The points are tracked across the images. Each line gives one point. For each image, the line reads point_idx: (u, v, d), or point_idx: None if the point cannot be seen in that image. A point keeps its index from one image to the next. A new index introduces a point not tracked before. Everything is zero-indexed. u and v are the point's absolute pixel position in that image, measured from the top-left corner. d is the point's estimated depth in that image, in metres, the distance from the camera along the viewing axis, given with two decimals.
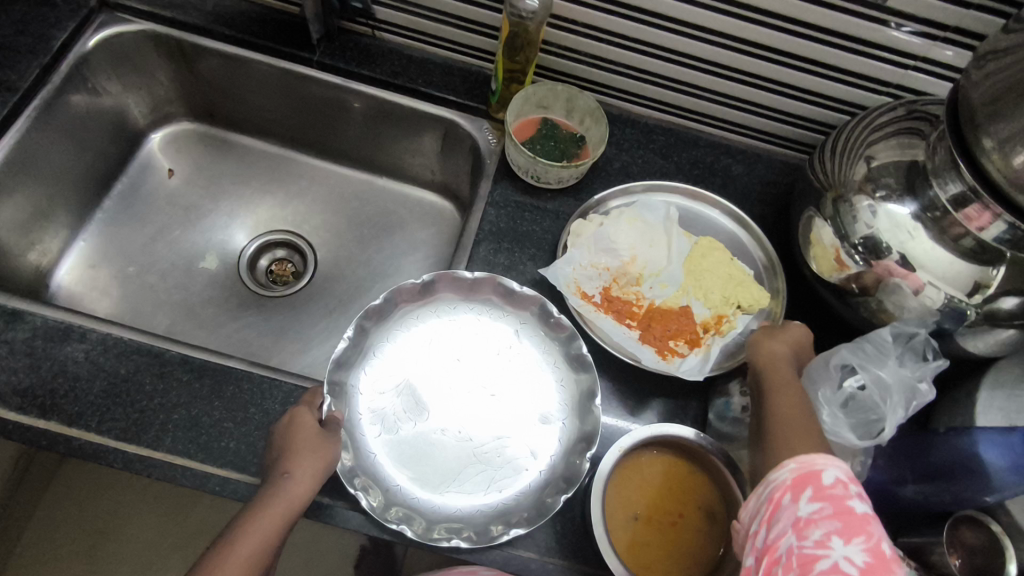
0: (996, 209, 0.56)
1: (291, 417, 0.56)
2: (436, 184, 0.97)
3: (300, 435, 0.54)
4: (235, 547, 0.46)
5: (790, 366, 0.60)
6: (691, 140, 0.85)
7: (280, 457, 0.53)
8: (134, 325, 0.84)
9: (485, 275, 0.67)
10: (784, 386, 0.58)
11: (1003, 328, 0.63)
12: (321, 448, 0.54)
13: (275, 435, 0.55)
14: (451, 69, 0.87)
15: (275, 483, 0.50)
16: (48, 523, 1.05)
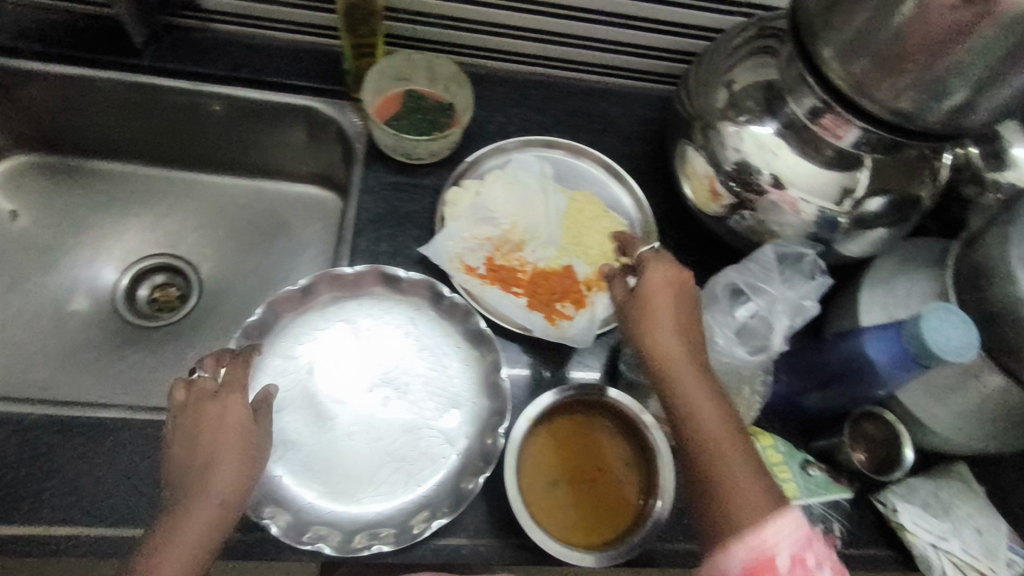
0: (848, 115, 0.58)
1: (209, 410, 0.50)
2: (315, 176, 0.92)
3: (220, 441, 0.49)
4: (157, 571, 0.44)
5: (683, 356, 0.52)
6: (566, 90, 0.82)
7: (200, 466, 0.48)
8: (5, 388, 0.76)
9: (366, 266, 0.64)
10: (685, 387, 0.51)
11: (873, 228, 0.65)
12: (246, 457, 0.49)
13: (191, 429, 0.49)
14: (300, 53, 0.81)
15: (198, 502, 0.46)
16: None
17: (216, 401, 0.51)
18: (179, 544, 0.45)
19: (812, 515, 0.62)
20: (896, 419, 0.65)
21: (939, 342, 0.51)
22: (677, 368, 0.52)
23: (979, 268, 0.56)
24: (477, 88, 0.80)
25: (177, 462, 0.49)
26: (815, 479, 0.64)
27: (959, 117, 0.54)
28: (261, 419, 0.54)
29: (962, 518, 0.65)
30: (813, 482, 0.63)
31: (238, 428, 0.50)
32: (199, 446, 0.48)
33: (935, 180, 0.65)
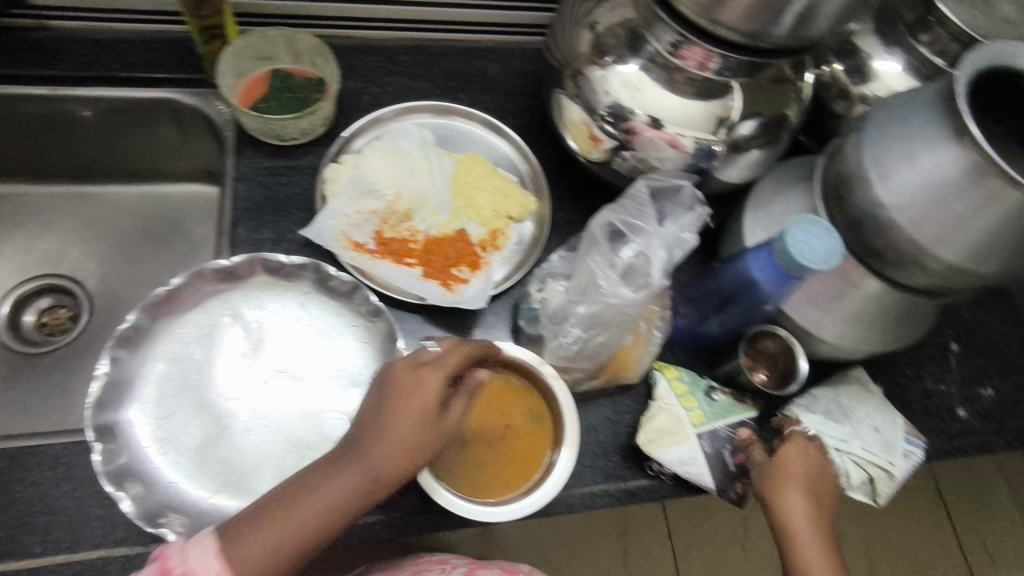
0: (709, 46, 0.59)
1: (410, 370, 0.51)
2: (198, 173, 0.87)
3: (402, 414, 0.49)
4: (285, 521, 0.45)
5: (800, 492, 0.58)
6: (440, 52, 0.80)
7: (383, 426, 0.49)
8: None
9: (243, 257, 0.61)
10: (802, 525, 0.56)
11: (748, 151, 0.66)
12: (425, 436, 0.49)
13: (386, 388, 0.50)
14: (152, 43, 0.76)
15: (354, 472, 0.47)
16: None
17: (416, 370, 0.51)
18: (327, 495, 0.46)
19: (722, 439, 0.63)
20: (788, 333, 0.66)
21: (805, 253, 0.52)
22: (796, 515, 0.56)
23: (840, 177, 0.57)
24: (348, 60, 0.77)
25: (369, 411, 0.50)
26: (721, 403, 0.65)
27: (804, 30, 0.55)
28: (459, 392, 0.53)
29: (860, 420, 0.68)
30: (719, 406, 0.65)
31: (428, 411, 0.50)
32: (401, 408, 0.49)
33: (799, 98, 0.66)
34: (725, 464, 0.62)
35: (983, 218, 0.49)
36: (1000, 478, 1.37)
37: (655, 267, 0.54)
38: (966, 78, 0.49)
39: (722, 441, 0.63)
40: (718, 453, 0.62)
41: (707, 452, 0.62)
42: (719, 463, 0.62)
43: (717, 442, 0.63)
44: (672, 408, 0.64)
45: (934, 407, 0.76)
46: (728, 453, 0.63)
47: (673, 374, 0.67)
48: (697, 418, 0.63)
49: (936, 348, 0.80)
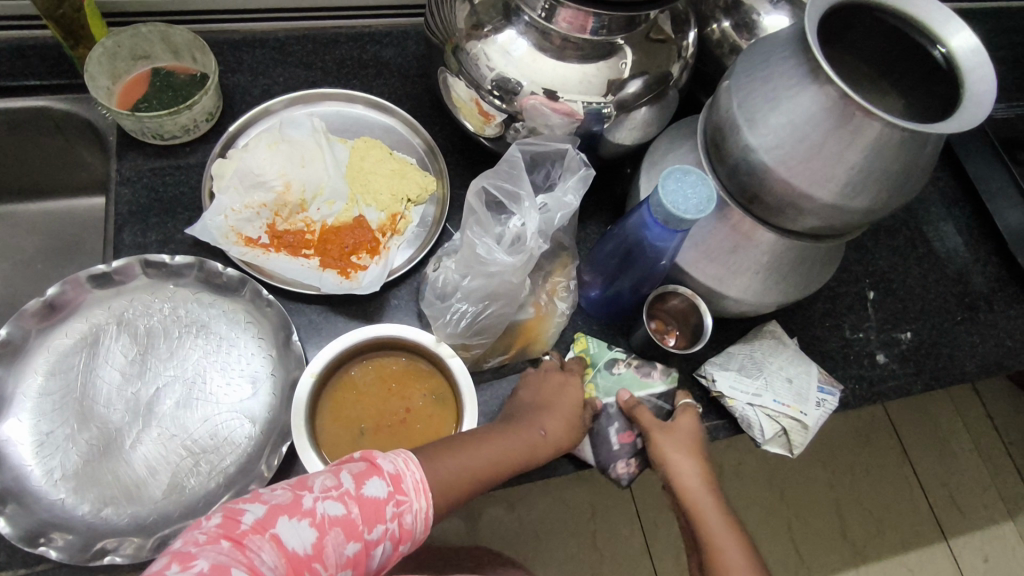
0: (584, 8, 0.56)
1: (559, 372, 0.61)
2: (98, 184, 0.84)
3: (561, 394, 0.59)
4: (460, 454, 0.50)
5: (687, 456, 0.59)
6: (330, 40, 0.78)
7: (544, 414, 0.57)
8: None
9: (124, 260, 0.60)
10: (698, 493, 0.57)
11: (637, 109, 0.65)
12: (575, 422, 0.58)
13: (538, 383, 0.60)
14: (22, 52, 0.72)
15: (526, 430, 0.55)
16: None
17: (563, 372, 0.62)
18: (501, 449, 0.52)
19: (606, 413, 0.62)
20: (691, 291, 0.64)
21: (676, 202, 0.51)
22: (686, 480, 0.58)
23: (717, 129, 0.57)
24: (233, 55, 0.75)
25: (525, 395, 0.59)
26: (617, 378, 0.63)
27: None
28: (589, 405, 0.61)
29: (774, 372, 0.67)
30: (614, 381, 0.63)
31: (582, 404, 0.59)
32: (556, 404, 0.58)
33: (683, 54, 0.66)
34: (609, 439, 0.61)
35: (845, 152, 0.49)
36: (959, 425, 1.37)
37: (529, 230, 0.55)
38: (826, 6, 0.50)
39: (606, 414, 0.62)
40: (602, 425, 0.61)
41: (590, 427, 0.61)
42: (603, 438, 0.61)
43: (601, 417, 0.61)
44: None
45: (854, 355, 0.76)
46: (615, 428, 0.61)
47: (582, 344, 0.66)
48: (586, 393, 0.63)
49: (854, 297, 0.80)
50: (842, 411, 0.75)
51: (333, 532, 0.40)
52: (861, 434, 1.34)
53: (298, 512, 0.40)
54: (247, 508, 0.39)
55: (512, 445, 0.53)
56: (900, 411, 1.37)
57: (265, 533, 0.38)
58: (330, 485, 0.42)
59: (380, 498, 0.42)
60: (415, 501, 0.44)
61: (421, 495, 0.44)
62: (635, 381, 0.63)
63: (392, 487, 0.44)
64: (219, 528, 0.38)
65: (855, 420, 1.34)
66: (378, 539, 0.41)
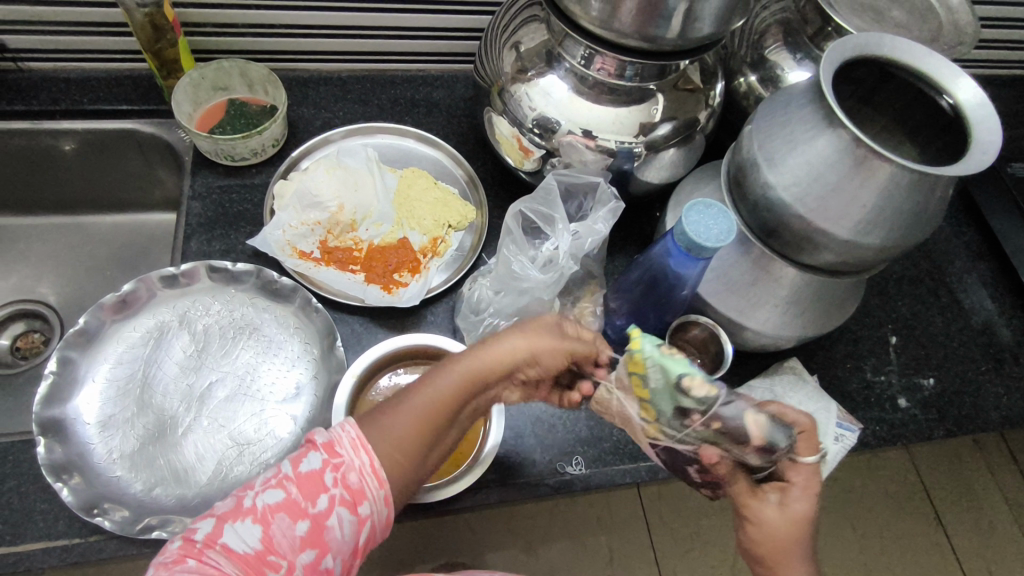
0: (619, 56, 0.62)
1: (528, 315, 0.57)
2: (167, 202, 0.92)
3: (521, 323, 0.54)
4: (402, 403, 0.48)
5: (793, 543, 0.48)
6: (387, 82, 0.86)
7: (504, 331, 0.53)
8: None
9: (191, 264, 0.66)
10: None
11: (665, 150, 0.70)
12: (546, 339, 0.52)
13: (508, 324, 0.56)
14: (118, 80, 0.82)
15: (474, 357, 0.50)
16: None
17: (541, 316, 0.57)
18: (456, 369, 0.50)
19: (682, 457, 0.51)
20: (713, 321, 0.68)
21: (699, 232, 0.55)
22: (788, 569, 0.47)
23: (740, 168, 0.61)
24: (300, 91, 0.83)
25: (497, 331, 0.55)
26: (690, 434, 0.49)
27: (692, 32, 0.59)
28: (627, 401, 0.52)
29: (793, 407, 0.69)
30: (686, 434, 0.49)
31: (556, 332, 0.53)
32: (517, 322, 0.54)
33: (710, 103, 0.71)
34: (687, 475, 0.52)
35: (860, 193, 0.52)
36: (997, 493, 1.33)
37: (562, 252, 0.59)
38: (842, 59, 0.55)
39: (682, 459, 0.51)
40: (678, 462, 0.52)
41: (662, 458, 0.53)
42: (680, 470, 0.52)
43: (674, 457, 0.51)
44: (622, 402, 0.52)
45: (875, 397, 0.77)
46: (695, 472, 0.51)
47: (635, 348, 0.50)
48: (649, 432, 0.51)
49: (876, 341, 0.81)
50: (861, 452, 0.75)
51: (276, 518, 0.43)
52: (889, 495, 1.30)
53: (242, 511, 0.43)
54: (198, 525, 0.43)
55: (465, 360, 0.50)
56: (931, 474, 1.33)
57: (212, 545, 0.41)
58: (270, 476, 0.45)
59: (314, 468, 0.44)
60: (354, 458, 0.45)
61: (357, 450, 0.45)
62: (713, 439, 0.48)
63: (328, 454, 0.45)
64: (181, 550, 0.42)
65: (884, 481, 1.31)
66: (326, 508, 0.43)
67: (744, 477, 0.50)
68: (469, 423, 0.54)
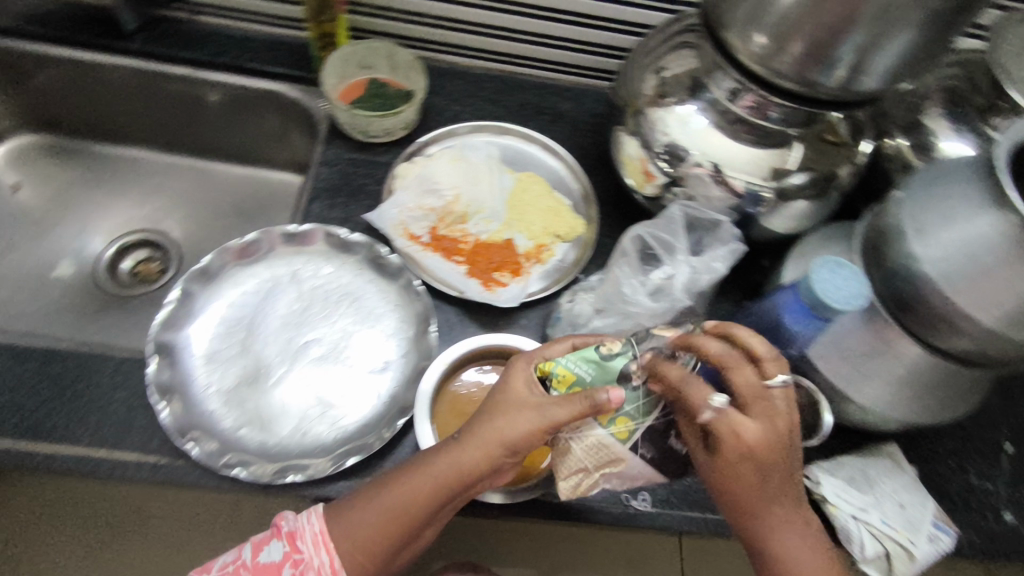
0: (767, 95, 0.60)
1: (515, 373, 0.53)
2: (291, 164, 0.97)
3: (497, 408, 0.52)
4: (374, 498, 0.54)
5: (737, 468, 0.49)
6: (520, 85, 0.87)
7: (476, 423, 0.53)
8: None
9: (312, 226, 0.69)
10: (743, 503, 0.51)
11: (796, 201, 0.67)
12: (524, 428, 0.50)
13: (493, 392, 0.54)
14: (274, 44, 0.88)
15: (441, 458, 0.52)
16: None
17: (528, 367, 0.53)
18: (424, 475, 0.52)
19: (657, 432, 0.51)
20: (815, 387, 0.61)
21: (829, 292, 0.52)
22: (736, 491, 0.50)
23: (881, 233, 0.58)
24: (437, 81, 0.85)
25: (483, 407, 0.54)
26: (644, 392, 0.51)
27: (856, 85, 0.56)
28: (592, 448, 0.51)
29: (885, 493, 0.64)
30: (644, 399, 0.51)
31: (533, 391, 0.52)
32: (488, 402, 0.53)
33: (854, 160, 0.68)
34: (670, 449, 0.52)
35: (1016, 282, 0.48)
36: None
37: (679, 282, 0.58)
38: (1016, 142, 0.52)
39: (659, 433, 0.51)
40: (660, 444, 0.52)
41: (647, 458, 0.51)
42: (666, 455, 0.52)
43: (654, 439, 0.51)
44: (586, 438, 0.51)
45: (977, 504, 0.70)
46: (675, 438, 0.52)
47: (554, 368, 0.52)
48: (621, 433, 0.50)
49: (987, 444, 0.74)
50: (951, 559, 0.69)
51: None
52: None
53: None
54: None
55: (436, 470, 0.52)
56: None
57: None
58: (236, 558, 0.55)
59: (274, 560, 0.54)
60: (312, 555, 0.54)
61: (316, 549, 0.54)
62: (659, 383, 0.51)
63: (290, 546, 0.54)
64: None
65: None
66: None
67: (729, 413, 0.48)
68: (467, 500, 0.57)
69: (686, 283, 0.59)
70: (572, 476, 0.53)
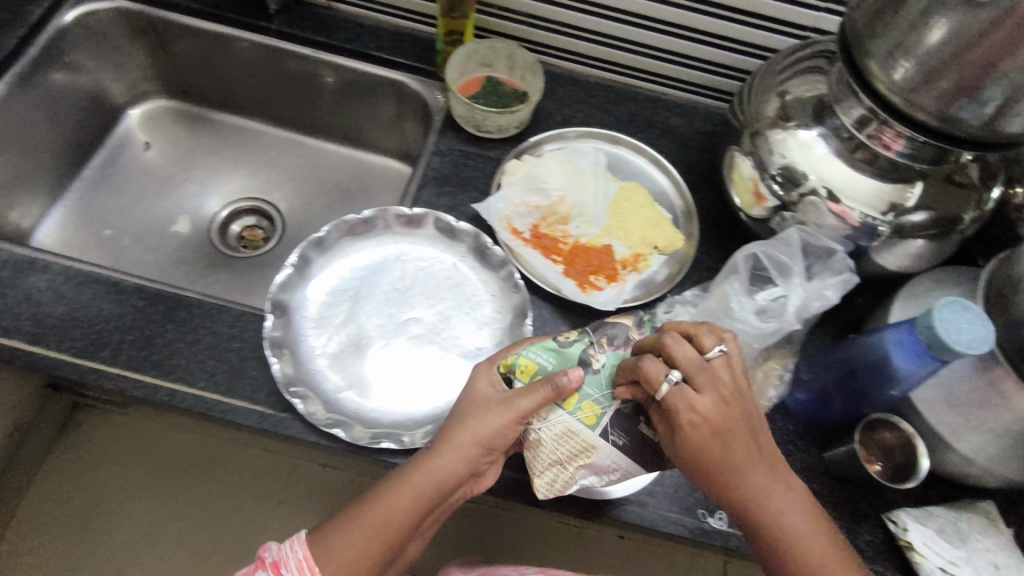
0: (900, 127, 0.60)
1: (477, 377, 0.58)
2: (397, 151, 1.01)
3: (468, 410, 0.56)
4: (356, 515, 0.55)
5: (701, 434, 0.51)
6: (631, 97, 0.88)
7: (450, 426, 0.57)
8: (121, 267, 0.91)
9: (423, 211, 0.72)
10: (718, 468, 0.52)
11: (913, 239, 0.66)
12: (499, 428, 0.54)
13: (462, 395, 0.58)
14: (401, 36, 0.92)
15: (421, 465, 0.55)
16: (48, 488, 1.17)
17: (491, 370, 0.58)
18: (408, 485, 0.55)
19: (626, 420, 0.55)
20: (913, 430, 0.62)
21: (949, 332, 0.51)
22: (707, 456, 0.51)
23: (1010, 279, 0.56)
24: (551, 85, 0.88)
25: (453, 412, 0.58)
26: (605, 375, 0.55)
27: (1002, 126, 0.55)
28: (561, 436, 0.54)
29: (980, 551, 0.62)
30: (606, 383, 0.55)
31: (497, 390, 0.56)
32: (460, 406, 0.57)
33: (981, 205, 0.66)
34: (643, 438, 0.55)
35: None
36: None
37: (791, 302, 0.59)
38: None
39: (627, 420, 0.55)
40: (631, 432, 0.55)
41: (620, 446, 0.55)
42: (639, 444, 0.55)
43: (624, 428, 0.55)
44: (554, 424, 0.54)
45: None
46: (644, 423, 0.55)
47: (518, 359, 0.57)
48: (589, 418, 0.54)
49: None
50: None
51: None
52: None
53: None
54: None
55: (418, 478, 0.55)
56: None
57: None
58: None
59: None
60: None
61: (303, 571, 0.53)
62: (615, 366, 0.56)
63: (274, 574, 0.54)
64: None
65: None
66: None
67: (682, 386, 0.51)
68: (448, 507, 0.60)
69: (800, 306, 0.59)
70: (548, 470, 0.55)
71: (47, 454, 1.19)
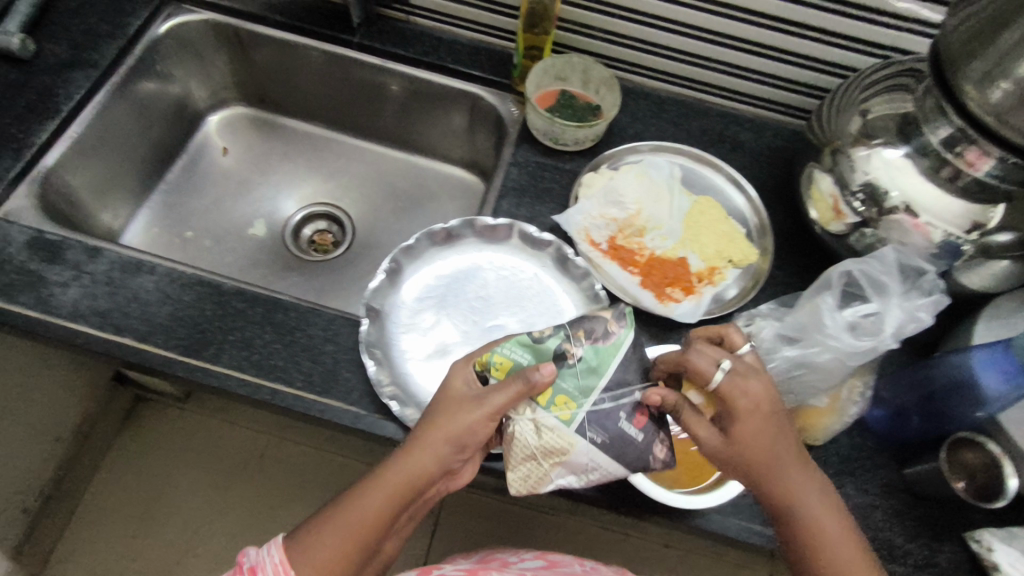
0: (992, 147, 0.60)
1: (450, 375, 0.57)
2: (465, 160, 1.04)
3: (443, 409, 0.56)
4: (330, 518, 0.55)
5: (752, 421, 0.52)
6: (702, 111, 0.90)
7: (421, 425, 0.56)
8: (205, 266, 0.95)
9: (506, 220, 0.74)
10: (765, 457, 0.52)
11: (998, 259, 0.67)
12: (470, 427, 0.54)
13: (437, 394, 0.57)
14: (476, 49, 0.94)
15: (395, 466, 0.55)
16: (116, 480, 1.21)
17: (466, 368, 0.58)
18: (382, 485, 0.55)
19: (604, 417, 0.54)
20: (1001, 451, 0.62)
21: None
22: (755, 445, 0.52)
23: None
24: (624, 99, 0.89)
25: (427, 411, 0.57)
26: (581, 368, 0.54)
27: None
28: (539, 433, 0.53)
29: None
30: (582, 377, 0.54)
31: (471, 388, 0.55)
32: (432, 405, 0.57)
33: None
34: (630, 434, 0.54)
35: None
36: None
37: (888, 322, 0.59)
38: None
39: (608, 418, 0.54)
40: (612, 428, 0.54)
41: (598, 443, 0.53)
42: (625, 439, 0.54)
43: (603, 424, 0.53)
44: (528, 419, 0.53)
45: None
46: (626, 420, 0.54)
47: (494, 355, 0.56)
48: (564, 415, 0.53)
49: None
50: None
51: None
52: None
53: None
54: None
55: (391, 477, 0.55)
56: None
57: None
58: None
59: None
60: None
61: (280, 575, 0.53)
62: (592, 359, 0.55)
63: None
64: None
65: None
66: None
67: (734, 374, 0.53)
68: (423, 504, 0.60)
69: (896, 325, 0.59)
70: (522, 466, 0.54)
71: (114, 446, 1.23)
